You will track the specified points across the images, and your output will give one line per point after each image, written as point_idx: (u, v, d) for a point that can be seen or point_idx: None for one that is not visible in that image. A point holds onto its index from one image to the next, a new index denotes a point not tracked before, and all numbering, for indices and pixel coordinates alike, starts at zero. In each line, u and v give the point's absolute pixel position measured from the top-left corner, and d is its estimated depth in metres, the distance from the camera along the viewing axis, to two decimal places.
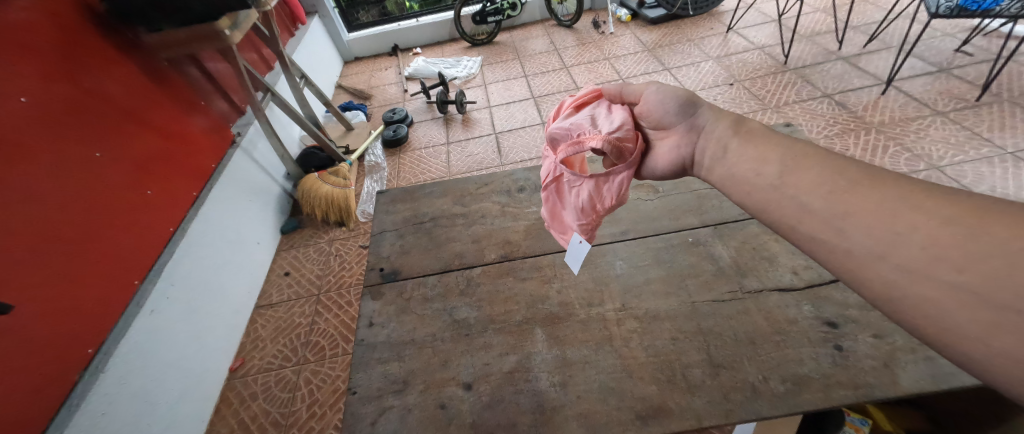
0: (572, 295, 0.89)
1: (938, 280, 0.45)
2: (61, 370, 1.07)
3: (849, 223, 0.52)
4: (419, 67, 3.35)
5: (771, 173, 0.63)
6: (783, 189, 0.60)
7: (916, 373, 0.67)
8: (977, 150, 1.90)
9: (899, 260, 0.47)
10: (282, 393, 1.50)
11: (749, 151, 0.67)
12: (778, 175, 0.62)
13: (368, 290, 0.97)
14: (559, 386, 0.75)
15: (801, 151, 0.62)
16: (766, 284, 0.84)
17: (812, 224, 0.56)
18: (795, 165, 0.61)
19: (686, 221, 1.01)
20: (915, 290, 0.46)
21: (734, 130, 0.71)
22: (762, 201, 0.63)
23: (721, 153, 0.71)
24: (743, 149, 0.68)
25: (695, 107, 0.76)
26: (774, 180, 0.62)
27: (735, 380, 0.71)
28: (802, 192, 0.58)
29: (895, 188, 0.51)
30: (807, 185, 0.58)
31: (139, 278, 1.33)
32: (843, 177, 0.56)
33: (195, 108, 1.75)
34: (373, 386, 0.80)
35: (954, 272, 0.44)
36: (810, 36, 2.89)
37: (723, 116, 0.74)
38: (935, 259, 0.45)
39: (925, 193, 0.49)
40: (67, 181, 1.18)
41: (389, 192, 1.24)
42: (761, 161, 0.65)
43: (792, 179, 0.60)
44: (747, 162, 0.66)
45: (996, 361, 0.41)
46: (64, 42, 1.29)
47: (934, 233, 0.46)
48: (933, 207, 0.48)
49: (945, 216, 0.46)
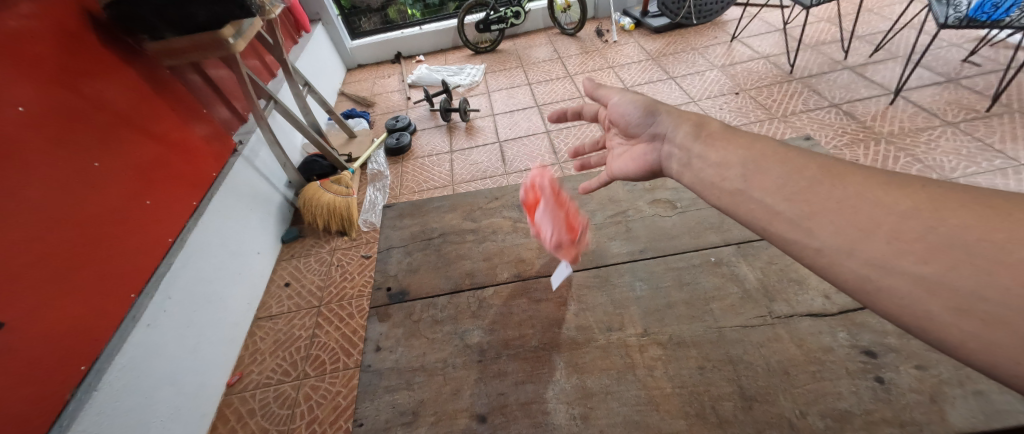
0: (591, 319, 0.85)
1: (905, 272, 0.47)
2: (51, 390, 1.02)
3: (814, 223, 0.54)
4: (422, 74, 3.32)
5: (735, 177, 0.64)
6: (749, 192, 0.62)
7: (965, 410, 0.63)
8: (990, 162, 1.86)
9: (867, 255, 0.49)
10: (280, 410, 1.45)
11: (712, 156, 0.69)
12: (743, 178, 0.64)
13: (375, 311, 0.93)
14: (580, 420, 0.71)
15: (761, 153, 0.64)
16: (796, 309, 0.80)
17: (781, 226, 0.58)
18: (757, 168, 0.63)
19: (707, 239, 0.97)
20: (887, 282, 0.48)
21: (695, 135, 0.73)
22: (731, 204, 0.65)
23: (686, 159, 0.73)
24: (706, 154, 0.69)
25: (654, 117, 0.80)
26: (739, 184, 0.64)
27: (770, 414, 0.67)
28: (766, 194, 0.60)
29: (857, 184, 0.54)
30: (769, 187, 0.60)
31: (136, 291, 1.28)
32: (802, 177, 0.58)
33: (197, 116, 1.72)
34: (381, 418, 0.75)
35: (919, 263, 0.46)
36: (816, 45, 2.87)
37: (683, 121, 0.76)
38: (898, 253, 0.48)
39: (881, 188, 0.52)
40: (63, 190, 1.14)
41: (396, 205, 1.20)
42: (724, 165, 0.67)
43: (756, 182, 0.62)
44: (712, 167, 0.68)
45: (969, 344, 0.43)
46: (65, 50, 1.26)
47: (896, 228, 0.49)
48: (891, 202, 0.50)
49: (905, 209, 0.49)
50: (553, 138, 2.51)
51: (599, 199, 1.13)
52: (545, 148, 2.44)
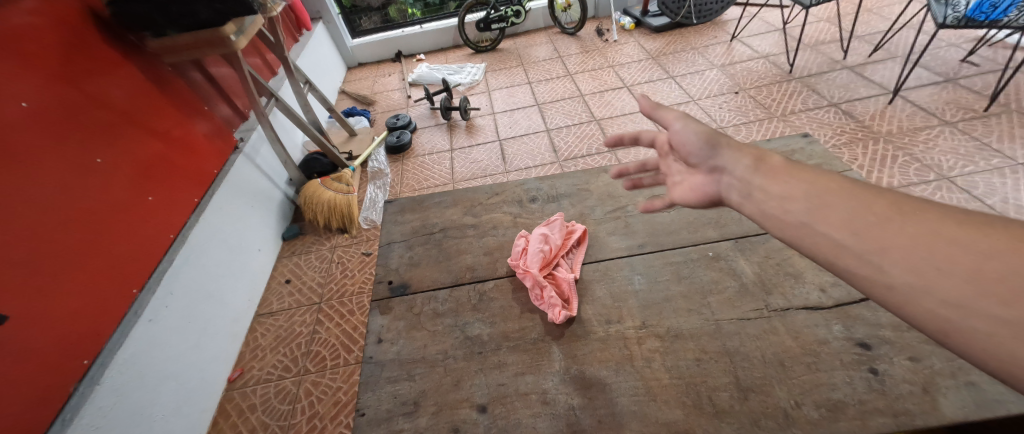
0: (590, 312, 0.86)
1: (984, 312, 0.46)
2: (54, 384, 1.03)
3: (887, 260, 0.53)
4: (423, 73, 3.34)
5: (799, 210, 0.61)
6: (814, 226, 0.59)
7: (958, 400, 0.64)
8: (987, 161, 1.87)
9: (946, 295, 0.48)
10: (281, 405, 1.46)
11: (773, 188, 0.66)
12: (806, 211, 0.61)
13: (377, 304, 0.94)
14: (579, 410, 0.72)
15: (826, 187, 0.62)
16: (792, 303, 0.81)
17: (848, 260, 0.55)
18: (821, 202, 0.61)
19: (705, 234, 0.98)
20: (964, 321, 0.47)
21: (756, 169, 0.69)
22: (793, 238, 0.62)
23: (746, 193, 0.68)
24: (768, 185, 0.66)
25: (717, 149, 0.75)
26: (803, 217, 0.61)
27: (766, 405, 0.68)
28: (832, 229, 0.58)
29: (931, 223, 0.53)
30: (836, 222, 0.58)
31: (138, 286, 1.29)
32: (870, 212, 0.57)
33: (199, 113, 1.73)
34: (383, 408, 0.76)
35: (999, 305, 0.45)
36: (815, 45, 2.88)
37: (743, 154, 0.72)
38: (978, 292, 0.47)
39: (956, 227, 0.52)
40: (66, 186, 1.15)
41: (397, 200, 1.21)
42: (787, 197, 0.63)
43: (821, 216, 0.59)
44: (774, 199, 0.64)
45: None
46: (69, 47, 1.27)
47: (975, 267, 0.48)
48: (968, 241, 0.50)
49: (982, 249, 0.49)
50: (552, 137, 2.52)
51: (599, 195, 1.15)
52: (545, 146, 2.45)
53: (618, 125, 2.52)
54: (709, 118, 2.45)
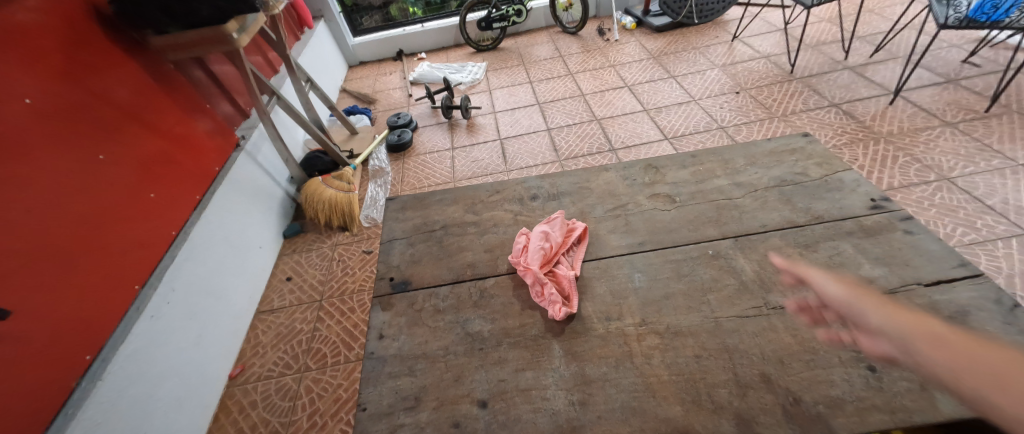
0: (590, 309, 0.86)
1: None
2: (57, 378, 1.03)
3: None
4: (424, 72, 3.34)
5: (958, 370, 0.52)
6: (976, 386, 0.49)
7: (955, 397, 0.64)
8: (987, 162, 1.87)
9: None
10: (282, 402, 1.47)
11: (937, 352, 0.55)
12: (968, 369, 0.51)
13: (378, 300, 0.94)
14: (578, 406, 0.72)
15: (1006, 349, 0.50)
16: (791, 300, 0.81)
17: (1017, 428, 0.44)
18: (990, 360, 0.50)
19: (705, 232, 0.98)
20: None
21: (916, 335, 0.59)
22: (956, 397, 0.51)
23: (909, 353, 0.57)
24: (932, 347, 0.55)
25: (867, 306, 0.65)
26: (962, 377, 0.51)
27: (765, 401, 0.68)
28: (992, 388, 0.47)
29: None
30: (1002, 382, 0.47)
31: (140, 282, 1.30)
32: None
33: (200, 111, 1.73)
34: (384, 403, 0.77)
35: None
36: (817, 45, 2.89)
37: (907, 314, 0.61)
38: None
39: None
40: (69, 183, 1.15)
41: (399, 198, 1.22)
42: (951, 357, 0.53)
43: (982, 374, 0.49)
44: (938, 362, 0.54)
45: None
46: (71, 43, 1.27)
47: None
48: None
49: None
50: (553, 136, 2.52)
51: (599, 193, 1.15)
52: (546, 146, 2.46)
53: (619, 124, 2.52)
54: (710, 117, 2.45)
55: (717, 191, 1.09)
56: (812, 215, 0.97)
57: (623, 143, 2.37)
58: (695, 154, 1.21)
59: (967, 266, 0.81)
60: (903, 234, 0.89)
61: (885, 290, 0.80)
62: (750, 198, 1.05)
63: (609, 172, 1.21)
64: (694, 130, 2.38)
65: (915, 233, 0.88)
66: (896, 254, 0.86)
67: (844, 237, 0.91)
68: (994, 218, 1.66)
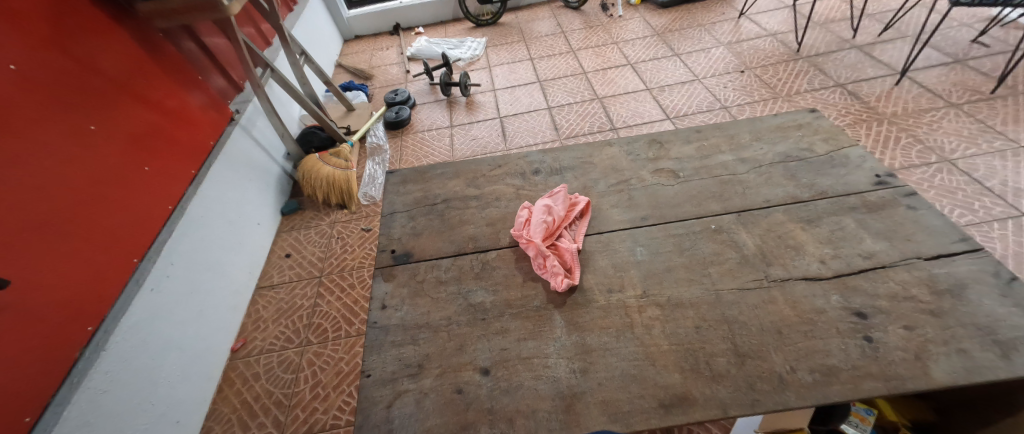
0: (592, 281, 0.87)
1: None
2: (61, 348, 1.04)
3: None
4: (422, 47, 3.27)
5: None
6: None
7: (949, 366, 0.66)
8: (990, 143, 1.86)
9: None
10: (284, 374, 1.49)
11: None
12: None
13: (379, 271, 0.95)
14: (580, 374, 0.73)
15: None
16: (791, 273, 0.82)
17: None
18: None
19: (708, 207, 0.98)
20: None
21: None
22: None
23: None
24: None
25: None
26: None
27: (762, 369, 0.70)
28: None
29: None
30: None
31: (138, 256, 1.29)
32: None
33: (193, 84, 1.69)
34: (387, 369, 0.78)
35: None
36: (825, 23, 2.83)
37: None
38: None
39: None
40: (60, 153, 1.13)
41: (399, 172, 1.21)
42: None
43: None
44: None
45: None
46: (57, 9, 1.23)
47: None
48: None
49: None
50: (554, 115, 2.49)
51: (602, 168, 1.14)
52: (547, 124, 2.43)
53: (620, 104, 2.49)
54: (713, 97, 2.42)
55: (721, 166, 1.08)
56: (816, 191, 0.97)
57: (624, 123, 2.35)
58: (700, 129, 1.20)
59: (968, 241, 0.81)
60: (906, 210, 0.89)
61: (885, 263, 0.81)
62: (754, 174, 1.04)
63: (613, 147, 1.20)
64: (697, 110, 2.35)
65: (918, 209, 0.89)
66: (898, 228, 0.86)
67: (847, 212, 0.91)
68: (992, 199, 1.66)
